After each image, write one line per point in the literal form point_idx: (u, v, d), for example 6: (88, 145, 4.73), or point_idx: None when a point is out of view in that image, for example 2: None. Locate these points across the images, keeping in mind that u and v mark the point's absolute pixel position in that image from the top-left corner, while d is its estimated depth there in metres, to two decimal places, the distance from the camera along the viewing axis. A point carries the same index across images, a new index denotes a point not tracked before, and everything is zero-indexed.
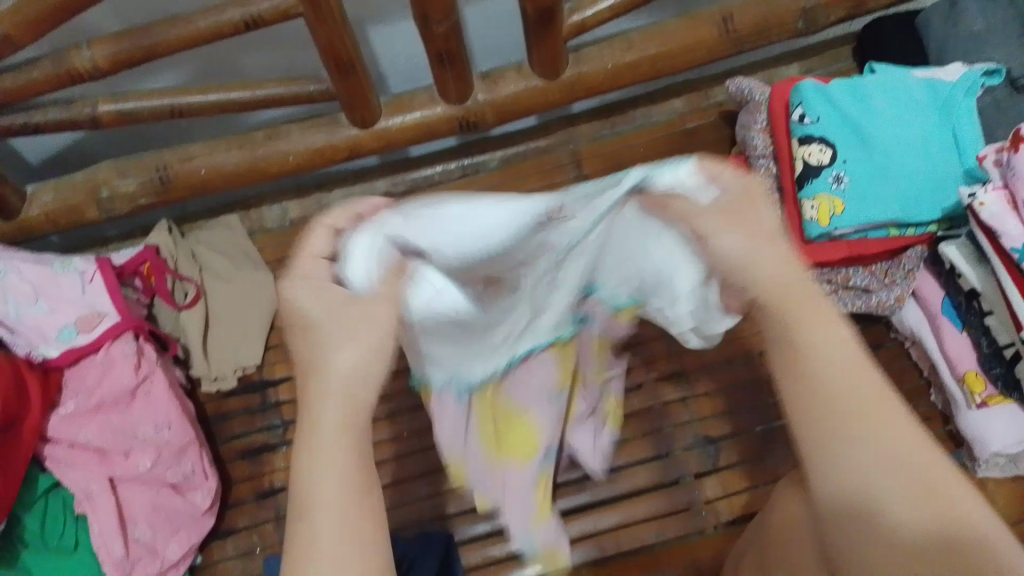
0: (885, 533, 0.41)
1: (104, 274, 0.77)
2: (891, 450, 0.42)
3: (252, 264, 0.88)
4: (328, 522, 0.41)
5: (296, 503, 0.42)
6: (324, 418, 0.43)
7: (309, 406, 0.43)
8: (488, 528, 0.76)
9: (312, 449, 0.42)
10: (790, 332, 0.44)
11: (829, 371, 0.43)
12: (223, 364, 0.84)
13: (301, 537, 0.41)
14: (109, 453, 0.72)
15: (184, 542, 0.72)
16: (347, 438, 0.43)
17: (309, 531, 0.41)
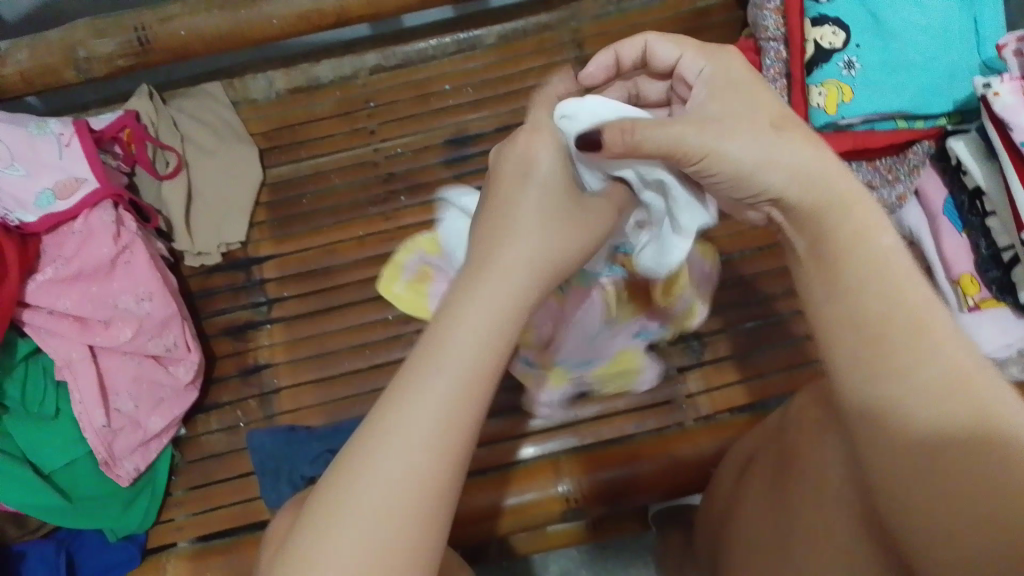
0: (913, 476, 0.35)
1: (80, 138, 0.75)
2: (933, 369, 0.35)
3: (237, 140, 0.86)
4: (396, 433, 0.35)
5: (425, 354, 0.37)
6: (487, 296, 0.39)
7: (508, 236, 0.42)
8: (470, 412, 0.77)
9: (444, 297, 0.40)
10: (839, 243, 0.39)
11: (862, 274, 0.37)
12: (207, 240, 0.83)
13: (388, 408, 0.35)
14: (89, 322, 0.71)
15: (167, 414, 0.72)
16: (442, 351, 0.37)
17: (425, 392, 0.35)
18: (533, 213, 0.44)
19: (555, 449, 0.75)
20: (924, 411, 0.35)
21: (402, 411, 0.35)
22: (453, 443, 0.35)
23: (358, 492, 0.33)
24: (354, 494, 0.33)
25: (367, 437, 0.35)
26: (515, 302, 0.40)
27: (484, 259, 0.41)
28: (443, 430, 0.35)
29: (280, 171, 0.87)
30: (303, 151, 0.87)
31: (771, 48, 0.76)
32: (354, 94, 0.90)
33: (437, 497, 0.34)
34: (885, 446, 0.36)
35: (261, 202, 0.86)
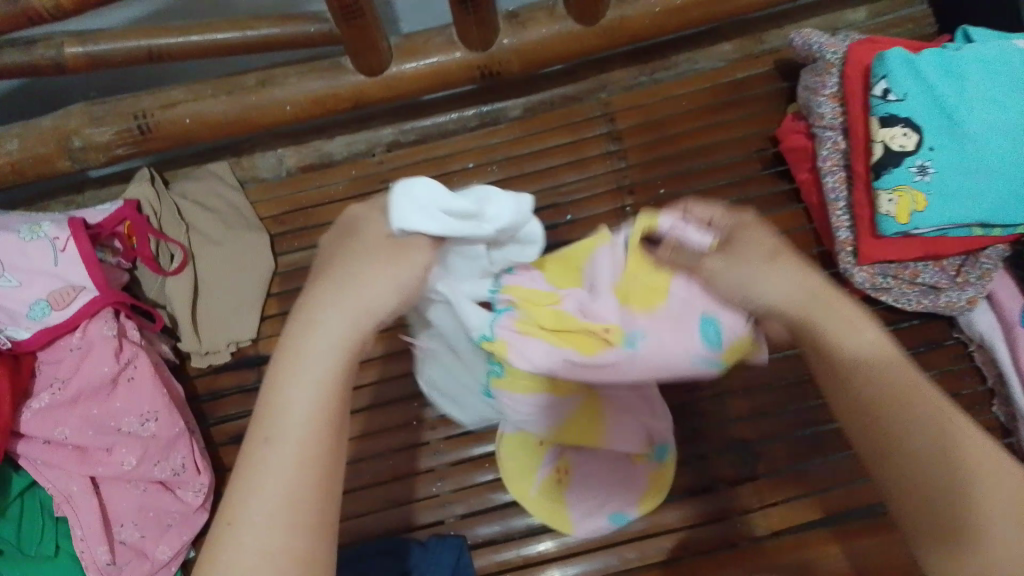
0: (894, 472, 0.42)
1: (76, 242, 0.68)
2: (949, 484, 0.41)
3: (246, 226, 0.80)
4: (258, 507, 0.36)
5: (263, 425, 0.38)
6: (324, 333, 0.39)
7: (326, 302, 0.40)
8: (500, 529, 0.71)
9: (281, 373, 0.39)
10: (823, 340, 0.46)
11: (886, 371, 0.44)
12: (215, 338, 0.77)
13: (237, 498, 0.36)
14: (89, 449, 0.66)
15: (175, 543, 0.67)
16: (272, 437, 0.37)
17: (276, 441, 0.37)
18: (334, 279, 0.40)
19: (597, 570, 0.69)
20: (925, 419, 0.42)
21: (262, 471, 0.36)
22: (313, 479, 0.37)
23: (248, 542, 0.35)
24: (239, 545, 0.35)
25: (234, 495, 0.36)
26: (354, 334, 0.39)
27: (299, 339, 0.39)
28: (291, 471, 0.36)
29: (291, 258, 0.81)
30: (316, 236, 0.81)
31: (827, 138, 0.71)
32: (369, 171, 0.83)
33: (319, 493, 0.37)
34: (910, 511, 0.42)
35: (272, 293, 0.80)
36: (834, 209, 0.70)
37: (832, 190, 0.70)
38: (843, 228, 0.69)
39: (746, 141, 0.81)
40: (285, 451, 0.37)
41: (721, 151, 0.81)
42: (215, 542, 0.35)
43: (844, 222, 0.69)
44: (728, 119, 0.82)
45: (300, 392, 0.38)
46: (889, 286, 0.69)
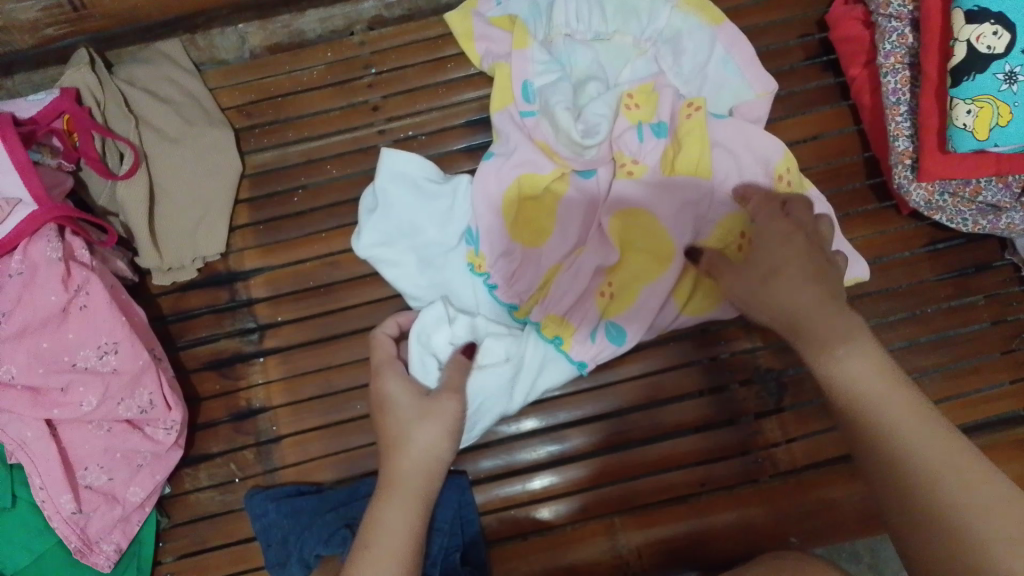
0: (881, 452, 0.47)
1: (7, 144, 0.58)
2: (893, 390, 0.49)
3: (207, 121, 0.69)
4: None
5: (381, 499, 0.51)
6: (395, 499, 0.51)
7: (403, 449, 0.53)
8: (500, 463, 0.65)
9: (401, 428, 0.54)
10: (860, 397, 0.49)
11: (885, 413, 0.47)
12: (179, 251, 0.67)
13: (365, 546, 0.49)
14: (43, 390, 0.58)
15: (149, 483, 0.61)
16: (385, 510, 0.51)
17: (394, 490, 0.52)
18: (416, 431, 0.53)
19: (608, 506, 0.64)
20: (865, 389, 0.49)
21: (386, 523, 0.50)
22: (420, 513, 0.51)
23: (385, 534, 0.49)
24: None
25: (378, 518, 0.50)
26: (431, 470, 0.53)
27: (392, 475, 0.52)
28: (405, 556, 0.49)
29: (263, 158, 0.71)
30: (290, 132, 0.71)
31: (891, 29, 0.62)
32: (349, 53, 0.72)
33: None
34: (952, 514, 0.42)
35: (242, 199, 0.70)
36: (893, 114, 0.61)
37: (894, 92, 0.61)
38: (902, 136, 0.61)
39: (788, 26, 0.71)
40: (393, 504, 0.51)
41: (756, 38, 0.70)
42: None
43: (903, 130, 0.61)
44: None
45: (399, 486, 0.52)
46: (945, 205, 0.62)
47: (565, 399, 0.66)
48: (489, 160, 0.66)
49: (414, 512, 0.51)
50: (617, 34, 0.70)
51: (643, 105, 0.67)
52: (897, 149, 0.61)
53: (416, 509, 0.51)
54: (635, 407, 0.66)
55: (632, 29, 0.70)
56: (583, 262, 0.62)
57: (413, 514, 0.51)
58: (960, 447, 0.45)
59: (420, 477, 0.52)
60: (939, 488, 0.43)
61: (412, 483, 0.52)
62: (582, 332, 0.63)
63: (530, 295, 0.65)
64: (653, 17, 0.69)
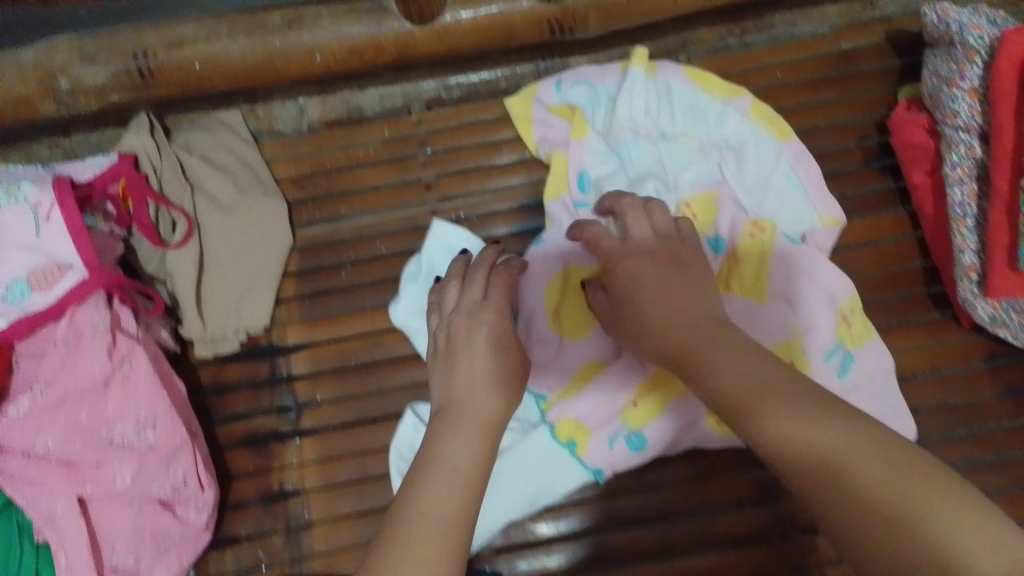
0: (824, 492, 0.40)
1: (64, 209, 0.57)
2: (748, 383, 0.45)
3: (261, 191, 0.68)
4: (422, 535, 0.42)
5: (432, 446, 0.49)
6: (451, 444, 0.48)
7: (454, 418, 0.50)
8: (535, 565, 0.63)
9: (451, 360, 0.54)
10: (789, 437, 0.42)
11: (821, 446, 0.41)
12: (223, 322, 0.66)
13: (416, 505, 0.44)
14: (77, 465, 0.55)
15: (174, 567, 0.57)
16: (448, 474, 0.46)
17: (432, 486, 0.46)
18: (466, 376, 0.53)
19: None
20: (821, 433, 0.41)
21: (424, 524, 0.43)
22: (465, 502, 0.45)
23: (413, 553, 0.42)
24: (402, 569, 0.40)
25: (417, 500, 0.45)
26: (487, 425, 0.51)
27: (453, 409, 0.51)
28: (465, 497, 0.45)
29: (312, 231, 0.70)
30: (342, 207, 0.70)
31: (959, 141, 0.61)
32: (406, 131, 0.72)
33: None
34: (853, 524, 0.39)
35: (289, 271, 0.69)
36: (959, 226, 0.61)
37: (960, 204, 0.61)
38: (967, 248, 0.61)
39: (847, 129, 0.71)
40: (439, 459, 0.47)
41: (814, 140, 0.70)
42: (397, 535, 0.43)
43: (969, 242, 0.61)
44: (825, 102, 0.71)
45: (442, 435, 0.49)
46: (1011, 319, 0.60)
47: (608, 497, 0.64)
48: (539, 245, 0.66)
49: (466, 476, 0.47)
50: (683, 136, 0.70)
51: (701, 217, 0.66)
52: (963, 260, 0.61)
53: (472, 488, 0.46)
54: (680, 513, 0.63)
55: (699, 131, 0.70)
56: (614, 379, 0.63)
57: (460, 483, 0.46)
58: (854, 431, 0.41)
59: (473, 426, 0.50)
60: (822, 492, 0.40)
61: (460, 437, 0.49)
62: (601, 437, 0.63)
63: (559, 388, 0.64)
64: (722, 124, 0.69)
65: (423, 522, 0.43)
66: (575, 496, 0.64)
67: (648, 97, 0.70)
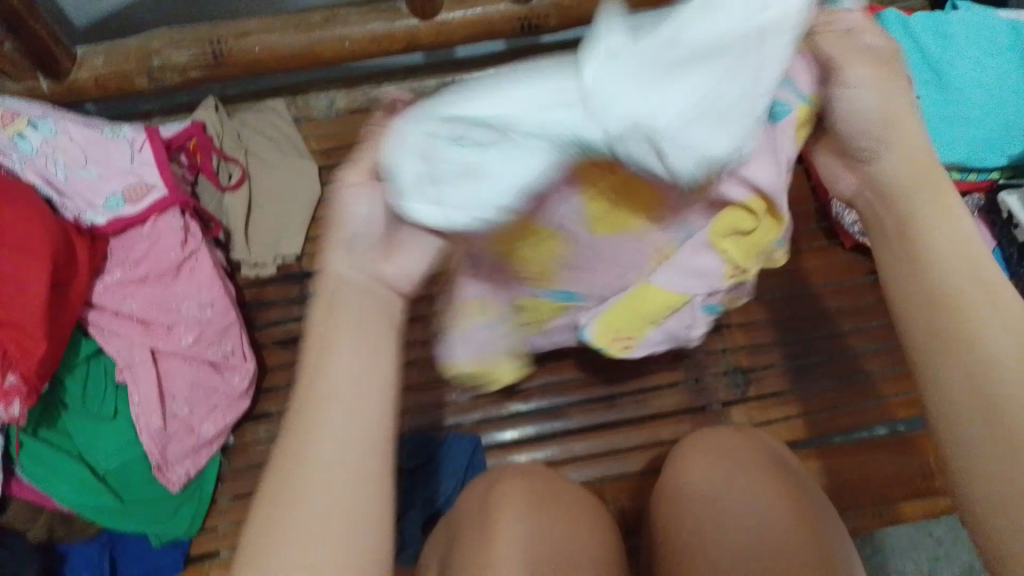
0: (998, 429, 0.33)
1: (153, 144, 0.76)
2: (925, 160, 0.40)
3: (298, 155, 0.87)
4: (310, 486, 0.31)
5: (278, 457, 0.32)
6: (332, 446, 0.31)
7: (295, 441, 0.32)
8: (514, 434, 0.79)
9: (317, 408, 0.32)
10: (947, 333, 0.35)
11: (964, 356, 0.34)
12: (264, 251, 0.84)
13: (293, 465, 0.31)
14: (152, 325, 0.72)
15: (220, 422, 0.74)
16: (353, 422, 0.32)
17: (305, 470, 0.31)
18: (341, 429, 0.32)
19: (599, 472, 0.77)
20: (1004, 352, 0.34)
21: (294, 517, 0.30)
22: (366, 476, 0.31)
23: (282, 545, 0.30)
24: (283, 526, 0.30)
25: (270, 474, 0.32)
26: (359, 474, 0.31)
27: (294, 433, 0.32)
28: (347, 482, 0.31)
29: None
30: None
31: None
32: None
33: (359, 484, 0.31)
34: (946, 395, 0.35)
35: (318, 218, 0.87)
36: None
37: None
38: None
39: None
40: (303, 466, 0.31)
41: None
42: (247, 536, 0.31)
43: None
44: None
45: (314, 412, 0.32)
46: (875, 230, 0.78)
47: (566, 384, 0.80)
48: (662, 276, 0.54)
49: (364, 403, 0.32)
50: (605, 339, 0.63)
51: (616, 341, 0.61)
52: None
53: (367, 434, 0.32)
54: (623, 393, 0.79)
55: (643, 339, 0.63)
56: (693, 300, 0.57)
57: (307, 528, 0.30)
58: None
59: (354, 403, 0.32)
60: (901, 251, 0.38)
61: (348, 427, 0.32)
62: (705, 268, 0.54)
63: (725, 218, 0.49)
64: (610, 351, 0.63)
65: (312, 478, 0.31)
66: (541, 382, 0.80)
67: None
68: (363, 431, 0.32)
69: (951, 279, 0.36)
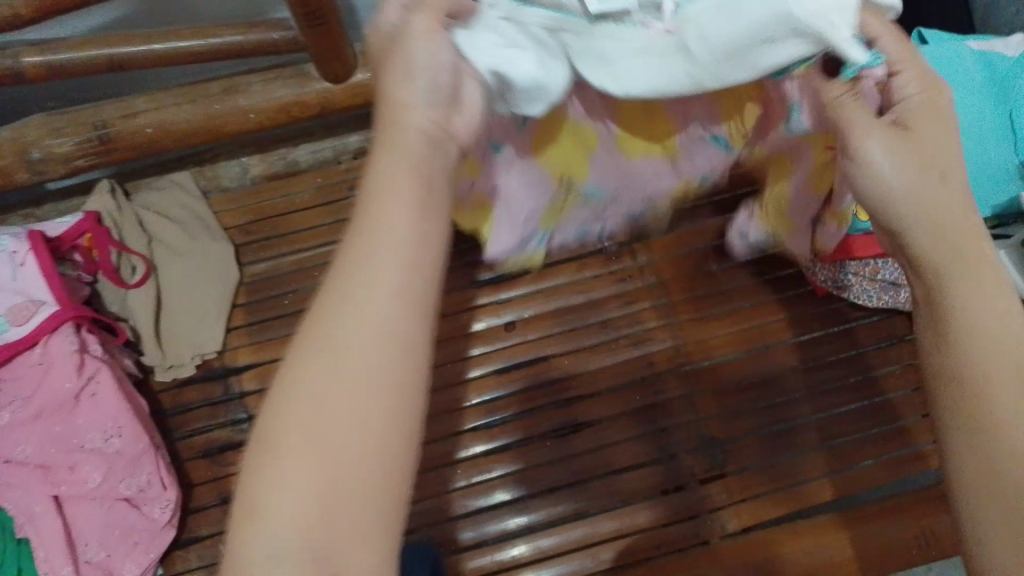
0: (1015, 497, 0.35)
1: (36, 255, 0.67)
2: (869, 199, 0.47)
3: (211, 236, 0.78)
4: (383, 261, 0.34)
5: (350, 244, 0.35)
6: (377, 260, 0.34)
7: (358, 226, 0.35)
8: (481, 532, 0.69)
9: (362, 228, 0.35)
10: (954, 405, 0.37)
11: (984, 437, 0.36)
12: (180, 349, 0.76)
13: (337, 279, 0.34)
14: (53, 467, 0.65)
15: (142, 560, 0.65)
16: (410, 210, 0.35)
17: (364, 269, 0.34)
18: (401, 237, 0.34)
19: (570, 572, 0.68)
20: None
21: (306, 395, 0.32)
22: (421, 335, 0.34)
23: (344, 331, 0.33)
24: (339, 338, 0.33)
25: (274, 394, 0.33)
26: (411, 301, 0.34)
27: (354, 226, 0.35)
28: (385, 345, 0.33)
29: (258, 270, 0.80)
30: (282, 246, 0.80)
31: None
32: (335, 179, 0.83)
33: (407, 385, 0.33)
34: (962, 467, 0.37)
35: (237, 304, 0.78)
36: None
37: None
38: None
39: None
40: (367, 258, 0.34)
41: None
42: (286, 367, 0.33)
43: None
44: None
45: (376, 190, 0.35)
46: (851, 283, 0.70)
47: (530, 469, 0.71)
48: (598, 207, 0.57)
49: (431, 219, 0.36)
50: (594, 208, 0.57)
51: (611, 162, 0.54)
52: None
53: (429, 248, 0.35)
54: (595, 475, 0.70)
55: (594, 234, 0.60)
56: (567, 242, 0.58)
57: (360, 312, 0.33)
58: None
59: (424, 251, 0.35)
60: (955, 333, 0.38)
61: (404, 198, 0.35)
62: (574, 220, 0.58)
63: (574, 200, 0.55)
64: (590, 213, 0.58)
65: (351, 329, 0.33)
66: (500, 471, 0.71)
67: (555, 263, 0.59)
68: (416, 268, 0.34)
69: (983, 368, 0.37)
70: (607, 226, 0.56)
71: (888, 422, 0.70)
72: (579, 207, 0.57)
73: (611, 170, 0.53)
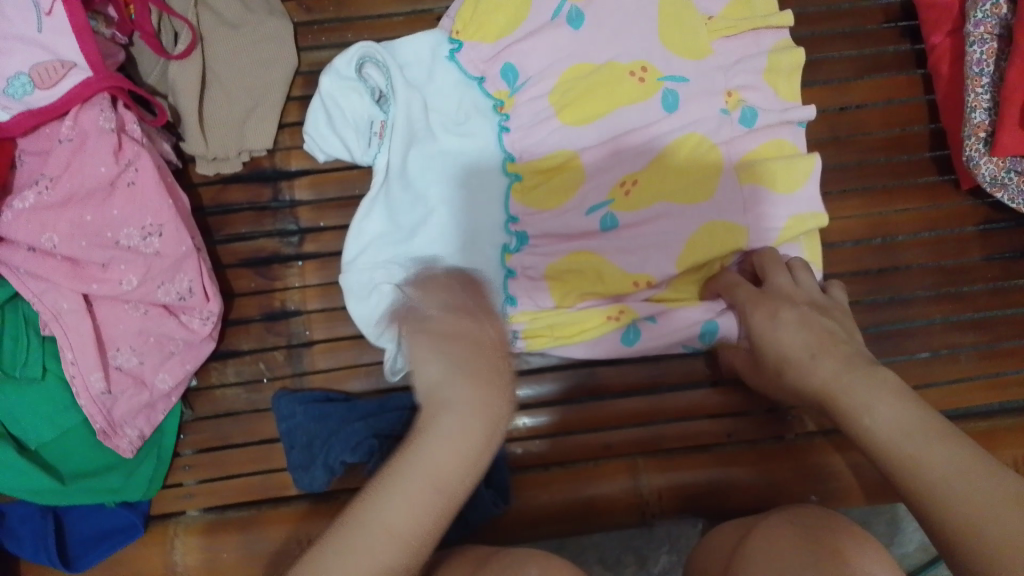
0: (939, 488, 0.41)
1: (68, 6, 0.55)
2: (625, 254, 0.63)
3: (267, 11, 0.66)
4: (401, 497, 0.42)
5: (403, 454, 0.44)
6: (415, 496, 0.42)
7: (402, 464, 0.43)
8: (526, 393, 0.66)
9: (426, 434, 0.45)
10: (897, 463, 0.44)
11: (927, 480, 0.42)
12: (224, 141, 0.65)
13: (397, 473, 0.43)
14: (82, 262, 0.57)
15: (177, 373, 0.59)
16: (458, 437, 0.44)
17: (396, 485, 0.42)
18: (424, 458, 0.43)
19: (630, 445, 0.65)
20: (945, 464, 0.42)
21: (384, 507, 0.42)
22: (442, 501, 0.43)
23: (376, 518, 0.41)
24: (385, 507, 0.42)
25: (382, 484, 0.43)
26: (394, 535, 0.41)
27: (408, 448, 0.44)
28: (400, 547, 0.41)
29: (319, 57, 0.68)
30: (349, 33, 0.68)
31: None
32: None
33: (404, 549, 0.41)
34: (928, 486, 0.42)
35: (293, 95, 0.68)
36: (974, 84, 0.63)
37: (977, 63, 0.63)
38: (979, 109, 0.63)
39: None
40: (405, 473, 0.43)
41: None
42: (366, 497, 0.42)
43: (982, 102, 0.63)
44: None
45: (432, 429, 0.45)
46: (1008, 182, 0.63)
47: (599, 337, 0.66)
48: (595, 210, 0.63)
49: (434, 482, 0.43)
50: (614, 115, 0.63)
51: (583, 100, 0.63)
52: (973, 120, 0.63)
53: (422, 489, 0.42)
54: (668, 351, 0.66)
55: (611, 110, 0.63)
56: (625, 137, 0.63)
57: (401, 500, 0.42)
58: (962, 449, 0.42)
59: (427, 473, 0.43)
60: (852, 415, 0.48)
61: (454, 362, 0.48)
62: (641, 108, 0.63)
63: (573, 97, 0.64)
64: (620, 122, 0.63)
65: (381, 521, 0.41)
66: None
67: (535, 122, 0.64)
68: (443, 481, 0.43)
69: (899, 445, 0.44)
70: (636, 61, 0.64)
71: (992, 342, 0.66)
72: (603, 81, 0.63)
73: (580, 46, 0.64)
